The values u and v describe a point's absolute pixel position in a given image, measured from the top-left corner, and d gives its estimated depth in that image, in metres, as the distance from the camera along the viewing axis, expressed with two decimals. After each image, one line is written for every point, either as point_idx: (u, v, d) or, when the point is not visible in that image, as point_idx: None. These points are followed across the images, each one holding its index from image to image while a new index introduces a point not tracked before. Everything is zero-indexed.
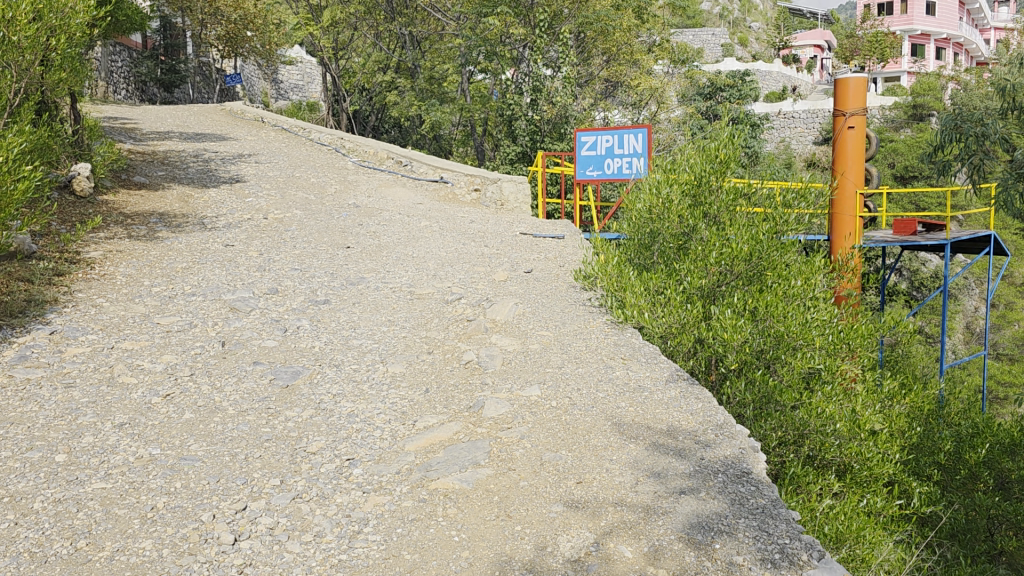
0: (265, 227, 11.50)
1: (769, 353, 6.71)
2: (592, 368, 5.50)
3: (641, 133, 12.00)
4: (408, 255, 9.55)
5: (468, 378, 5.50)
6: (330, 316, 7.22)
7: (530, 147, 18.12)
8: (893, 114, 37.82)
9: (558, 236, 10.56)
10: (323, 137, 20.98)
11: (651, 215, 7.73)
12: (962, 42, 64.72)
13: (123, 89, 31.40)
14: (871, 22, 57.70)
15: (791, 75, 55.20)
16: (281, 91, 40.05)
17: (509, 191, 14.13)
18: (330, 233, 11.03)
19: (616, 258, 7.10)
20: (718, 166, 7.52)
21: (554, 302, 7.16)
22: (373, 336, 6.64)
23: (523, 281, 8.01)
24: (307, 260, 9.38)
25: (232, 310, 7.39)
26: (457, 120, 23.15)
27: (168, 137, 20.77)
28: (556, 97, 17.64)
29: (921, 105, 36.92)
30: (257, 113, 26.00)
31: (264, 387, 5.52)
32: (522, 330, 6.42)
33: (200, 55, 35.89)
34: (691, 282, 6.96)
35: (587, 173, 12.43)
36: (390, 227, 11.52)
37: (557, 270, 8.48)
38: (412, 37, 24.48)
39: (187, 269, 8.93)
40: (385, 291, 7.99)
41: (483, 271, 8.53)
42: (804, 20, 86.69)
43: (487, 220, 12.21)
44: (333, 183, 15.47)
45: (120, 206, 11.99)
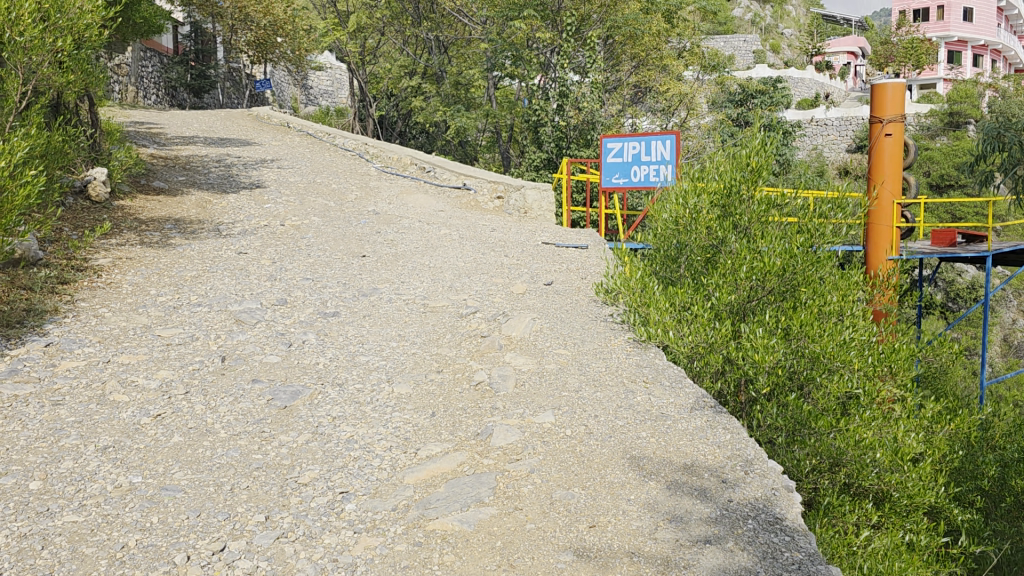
0: (281, 234, 11.23)
1: (804, 375, 6.25)
2: (611, 392, 5.10)
3: (668, 140, 11.54)
4: (425, 264, 9.21)
5: (478, 402, 5.11)
6: (338, 330, 6.88)
7: (555, 153, 17.74)
8: (929, 122, 36.99)
9: (581, 246, 10.15)
10: (347, 142, 20.75)
11: (677, 226, 7.29)
12: (999, 48, 63.44)
13: (153, 94, 31.60)
14: (907, 28, 56.73)
15: (824, 81, 54.36)
16: (311, 97, 40.05)
17: (532, 199, 13.72)
18: (346, 241, 10.72)
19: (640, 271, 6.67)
20: (750, 175, 7.01)
21: (573, 318, 6.76)
22: (381, 353, 6.29)
23: (542, 294, 7.62)
24: (320, 270, 9.06)
25: (237, 323, 7.08)
26: (482, 126, 22.85)
27: (192, 141, 20.66)
28: (583, 102, 17.22)
29: (958, 112, 36.08)
30: (283, 118, 25.89)
31: (261, 408, 5.18)
32: (538, 348, 6.03)
33: (230, 61, 35.99)
34: (720, 298, 6.51)
35: (613, 181, 12.07)
36: (408, 234, 11.20)
37: (579, 282, 8.08)
38: (438, 41, 24.21)
39: (196, 277, 8.64)
40: (398, 303, 7.64)
41: (502, 283, 8.14)
42: (838, 27, 85.62)
43: (509, 229, 11.83)
44: (354, 189, 15.19)
45: (135, 211, 11.79)
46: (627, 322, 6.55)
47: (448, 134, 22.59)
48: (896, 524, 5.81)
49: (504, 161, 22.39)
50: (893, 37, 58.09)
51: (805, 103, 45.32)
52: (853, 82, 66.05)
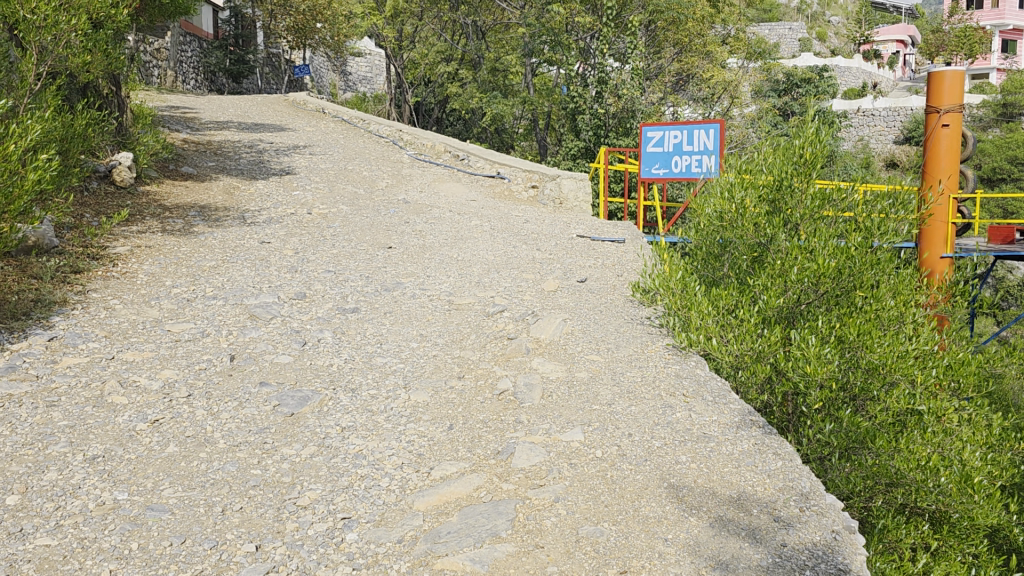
0: (307, 223, 10.88)
1: (860, 388, 5.68)
2: (648, 407, 4.62)
3: (712, 129, 10.93)
4: (453, 257, 8.79)
5: (500, 415, 4.67)
6: (356, 329, 6.48)
7: (593, 142, 17.21)
8: (980, 113, 35.76)
9: (618, 240, 9.65)
10: (381, 128, 20.35)
11: (722, 222, 6.75)
12: None
13: (192, 79, 31.62)
14: (959, 16, 55.18)
15: (872, 71, 52.91)
16: (349, 83, 39.82)
17: (569, 189, 13.21)
18: (373, 232, 10.33)
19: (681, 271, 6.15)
20: (802, 165, 6.39)
21: (608, 319, 6.29)
22: (400, 354, 5.87)
23: (575, 292, 7.15)
24: (343, 261, 8.67)
25: (251, 318, 6.70)
26: (519, 113, 22.37)
27: (226, 126, 20.45)
28: (623, 89, 16.61)
29: (1012, 103, 34.79)
30: (319, 104, 25.61)
31: (265, 415, 4.79)
32: (569, 353, 5.56)
33: (269, 45, 35.85)
34: (768, 302, 5.96)
35: (653, 171, 11.54)
36: (438, 225, 10.79)
37: (615, 280, 7.58)
38: (476, 27, 23.73)
39: (214, 268, 8.30)
40: (421, 299, 7.22)
41: (532, 279, 7.68)
42: (887, 15, 83.49)
43: (542, 221, 11.35)
44: (386, 176, 14.81)
45: (161, 197, 11.52)
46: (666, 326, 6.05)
47: (484, 122, 22.12)
48: (956, 546, 5.35)
49: (540, 149, 21.89)
50: (945, 26, 56.37)
51: (852, 93, 44.08)
52: (901, 71, 64.33)
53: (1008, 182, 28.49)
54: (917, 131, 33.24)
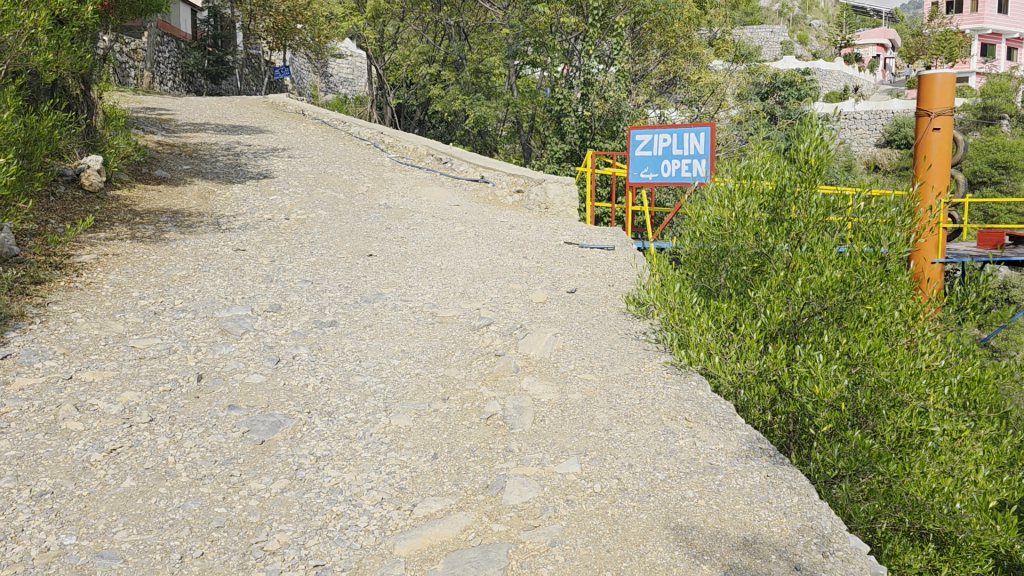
0: (284, 229, 10.49)
1: (868, 407, 5.35)
2: (648, 433, 4.28)
3: (702, 132, 10.61)
4: (436, 266, 8.43)
5: (489, 442, 4.32)
6: (334, 344, 6.10)
7: (579, 145, 16.85)
8: (961, 116, 35.82)
9: (607, 246, 9.34)
10: (363, 130, 19.93)
11: (720, 230, 6.42)
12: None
13: (170, 80, 31.06)
14: (938, 21, 55.51)
15: (853, 74, 53.03)
16: (330, 84, 39.38)
17: (555, 193, 12.88)
18: (353, 238, 9.96)
19: (678, 284, 5.84)
20: (804, 170, 6.07)
21: (601, 333, 5.96)
22: (380, 373, 5.49)
23: (565, 304, 6.81)
24: (322, 270, 8.29)
25: (222, 332, 6.30)
26: (502, 115, 22.02)
27: (203, 128, 19.96)
28: (609, 92, 16.31)
29: (992, 107, 34.86)
30: (299, 106, 25.15)
31: (233, 443, 4.40)
32: (560, 372, 5.23)
33: (248, 46, 35.39)
34: (770, 317, 5.63)
35: (642, 176, 11.23)
36: (420, 231, 10.43)
37: (606, 290, 7.25)
38: (458, 27, 23.37)
39: (185, 278, 7.89)
40: (403, 311, 6.85)
41: (520, 290, 7.33)
42: (866, 19, 83.95)
43: (529, 226, 11.00)
44: (366, 180, 14.42)
45: (132, 202, 11.08)
46: (664, 342, 5.74)
47: (467, 124, 21.78)
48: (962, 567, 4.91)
49: (524, 152, 21.57)
50: (925, 29, 56.65)
51: (833, 96, 44.15)
52: (882, 75, 64.63)
53: (989, 186, 28.51)
54: (898, 134, 33.24)
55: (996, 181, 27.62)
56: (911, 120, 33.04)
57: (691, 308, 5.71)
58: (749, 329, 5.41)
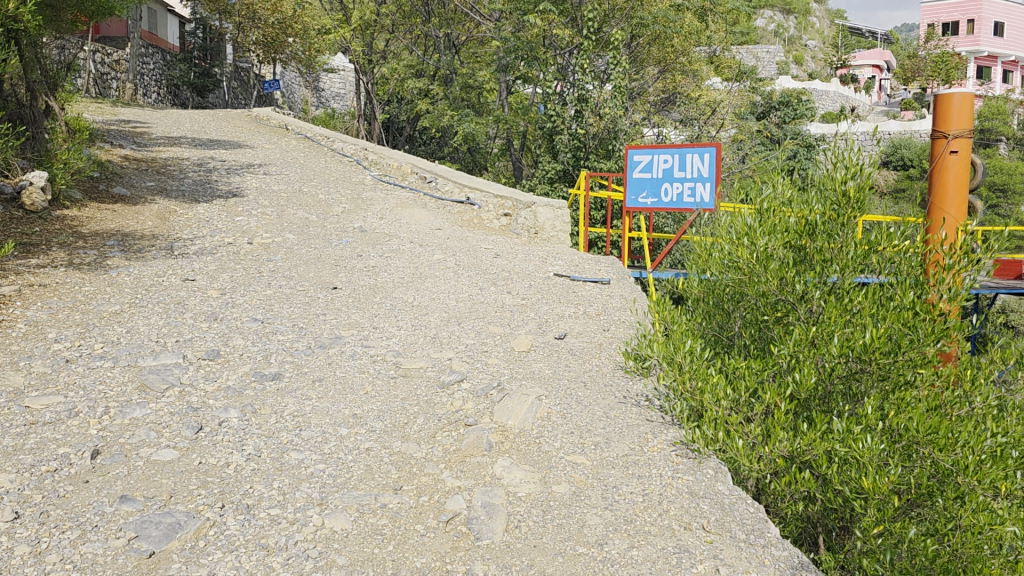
0: (244, 256, 9.50)
1: (925, 498, 4.26)
2: (656, 552, 3.35)
3: (707, 153, 9.66)
4: (407, 302, 7.44)
5: (445, 561, 3.31)
6: (272, 406, 5.05)
7: (572, 164, 15.87)
8: None
9: (602, 280, 8.35)
10: (346, 146, 18.92)
11: (734, 270, 5.33)
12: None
13: (154, 92, 30.09)
14: (935, 42, 55.23)
15: (849, 95, 52.46)
16: (321, 99, 38.38)
17: (545, 217, 11.87)
18: (318, 267, 8.94)
19: (688, 343, 4.78)
20: (837, 198, 4.96)
21: (594, 397, 4.95)
22: (322, 449, 4.45)
23: (552, 355, 5.80)
24: (275, 307, 7.26)
25: (141, 389, 5.24)
26: (493, 132, 21.07)
27: (177, 142, 18.96)
28: (604, 108, 15.36)
29: (989, 129, 34.24)
30: (283, 119, 24.16)
31: (112, 558, 3.36)
32: (544, 452, 4.21)
33: (237, 59, 34.55)
34: (800, 383, 4.55)
35: (639, 200, 10.26)
36: (395, 259, 9.43)
37: (600, 337, 6.23)
38: (448, 40, 22.42)
39: (116, 314, 6.86)
40: (362, 361, 5.84)
41: (501, 335, 6.30)
42: (861, 41, 83.70)
43: (515, 255, 10.01)
44: (343, 200, 13.40)
45: (79, 223, 10.06)
46: (674, 415, 4.68)
47: (455, 141, 20.82)
48: None
49: (515, 171, 20.62)
50: (921, 50, 56.14)
51: (829, 117, 43.47)
52: (877, 95, 64.10)
53: None
54: (896, 155, 32.49)
55: (994, 204, 26.83)
56: (909, 142, 32.27)
57: (703, 373, 4.65)
58: (777, 403, 4.35)
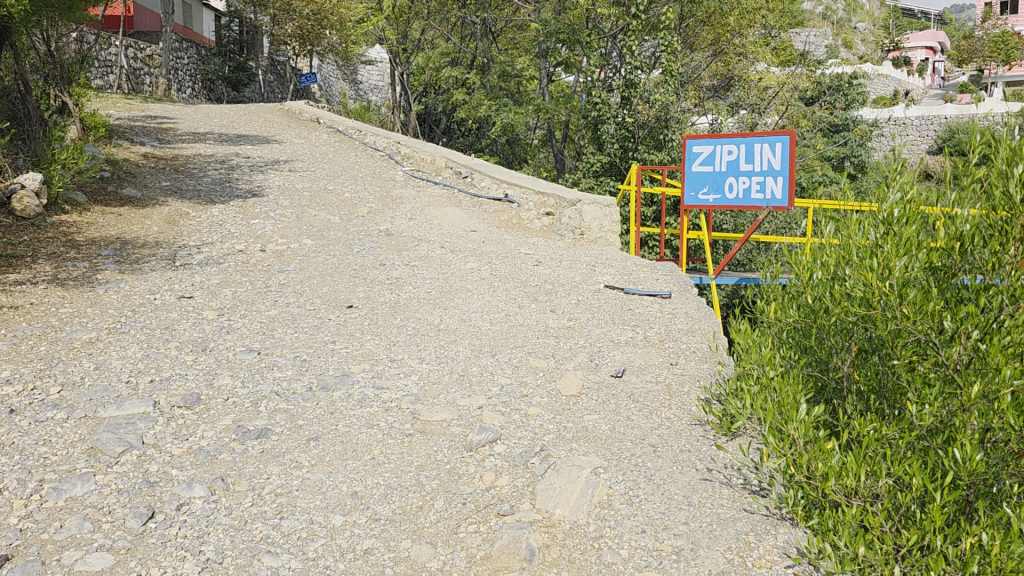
0: (253, 266, 8.47)
1: None
2: None
3: (781, 142, 8.34)
4: (432, 324, 6.30)
5: None
6: (250, 479, 3.91)
7: (619, 156, 14.52)
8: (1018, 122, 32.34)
9: (661, 293, 7.15)
10: (379, 140, 17.84)
11: (849, 297, 4.01)
12: None
13: (189, 87, 29.23)
14: (993, 22, 52.89)
15: (902, 79, 50.37)
16: (359, 92, 37.02)
17: (592, 216, 10.64)
18: (334, 280, 7.85)
19: (801, 410, 3.52)
20: (996, 197, 3.61)
21: (668, 471, 3.75)
22: (305, 550, 3.33)
23: (607, 401, 4.63)
24: (277, 333, 6.15)
25: (90, 453, 4.14)
26: (533, 123, 19.85)
27: (202, 138, 18.06)
28: (655, 94, 14.06)
29: None
30: (314, 113, 23.19)
31: None
32: (607, 568, 3.08)
33: (273, 53, 33.80)
34: (964, 465, 3.23)
35: (699, 197, 9.02)
36: (422, 268, 8.30)
37: (668, 375, 5.04)
38: (484, 26, 21.23)
39: (91, 344, 5.82)
40: (374, 410, 4.71)
41: (544, 373, 5.15)
42: (915, 21, 80.39)
43: (560, 260, 8.81)
44: (370, 199, 12.31)
45: (76, 230, 9.10)
46: (785, 507, 3.44)
47: (492, 133, 19.65)
48: None
49: (557, 163, 19.40)
50: (978, 30, 53.66)
51: (883, 102, 41.57)
52: (932, 78, 61.62)
53: None
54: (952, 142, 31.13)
55: None
56: (965, 128, 31.04)
57: (826, 452, 3.39)
58: (936, 502, 3.07)
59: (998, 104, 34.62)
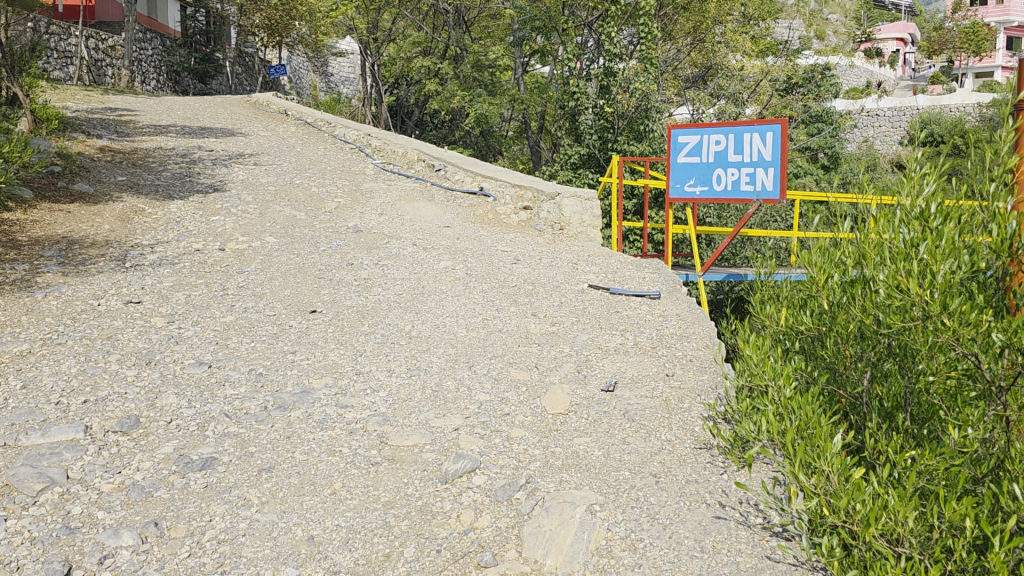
0: (210, 267, 7.88)
1: None
2: None
3: (772, 132, 7.83)
4: (403, 331, 5.76)
5: None
6: (189, 523, 3.37)
7: (599, 148, 13.99)
8: (990, 112, 32.25)
9: (650, 292, 6.68)
10: (349, 132, 17.20)
11: (878, 306, 3.54)
12: None
13: (154, 79, 28.02)
14: (963, 14, 53.11)
15: (874, 70, 50.41)
16: (330, 84, 36.26)
17: (571, 210, 10.14)
18: (298, 281, 7.28)
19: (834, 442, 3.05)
20: None
21: (674, 508, 3.30)
22: None
23: (599, 420, 4.14)
24: (232, 343, 5.58)
25: (4, 493, 3.56)
26: (508, 114, 19.30)
27: (164, 131, 17.34)
28: (635, 83, 13.56)
29: None
30: (282, 104, 22.46)
31: None
32: None
33: (241, 44, 32.99)
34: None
35: (686, 189, 8.53)
36: (393, 267, 7.76)
37: (665, 388, 4.56)
38: (457, 15, 20.64)
39: (22, 358, 5.22)
40: (336, 434, 4.17)
41: (526, 387, 4.64)
42: (886, 10, 80.65)
43: (539, 258, 8.31)
44: (338, 193, 11.72)
45: (18, 229, 8.45)
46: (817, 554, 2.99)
47: (466, 125, 19.08)
48: None
49: (533, 156, 18.88)
50: (948, 20, 53.87)
51: (857, 93, 41.47)
52: (904, 69, 61.85)
53: None
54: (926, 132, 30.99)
55: None
56: (939, 118, 30.90)
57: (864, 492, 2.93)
58: (998, 553, 2.61)
59: (971, 95, 34.56)
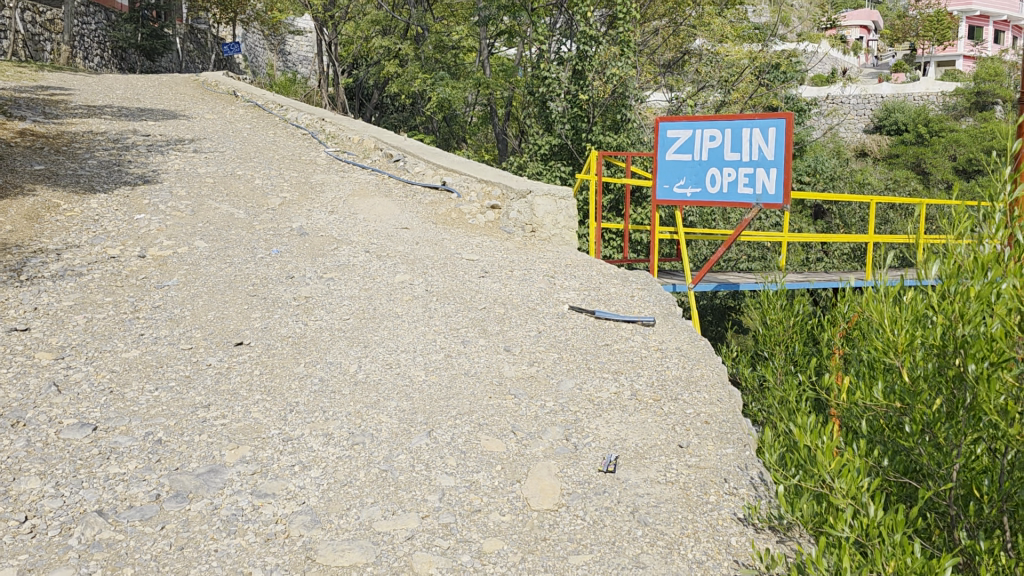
0: (125, 279, 6.69)
1: None
2: None
3: (776, 126, 6.53)
4: (344, 374, 4.65)
5: None
6: None
7: (571, 138, 12.91)
8: (954, 102, 31.77)
9: (642, 318, 5.68)
10: (301, 116, 15.93)
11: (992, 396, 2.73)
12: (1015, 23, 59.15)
13: (96, 55, 26.07)
14: (925, 2, 52.84)
15: (839, 57, 49.94)
16: (288, 63, 34.65)
17: (544, 211, 9.09)
18: (226, 300, 6.14)
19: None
20: None
21: None
22: None
23: (598, 520, 3.27)
24: (130, 391, 4.44)
25: None
26: (471, 98, 18.12)
27: (99, 112, 15.89)
28: (612, 68, 12.48)
29: (986, 91, 30.33)
30: (233, 85, 21.04)
31: None
32: None
33: (193, 19, 31.28)
34: None
35: (674, 191, 7.17)
36: (340, 281, 6.64)
37: (680, 468, 3.67)
38: None
39: None
40: (245, 544, 3.09)
41: (503, 466, 3.63)
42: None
43: (511, 269, 7.28)
44: (285, 187, 10.55)
45: None
46: None
47: (427, 109, 17.90)
48: None
49: (499, 143, 17.79)
50: (911, 8, 53.62)
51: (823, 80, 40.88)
52: (866, 56, 61.71)
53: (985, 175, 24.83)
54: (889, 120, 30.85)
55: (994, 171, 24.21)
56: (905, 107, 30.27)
57: None
58: None
59: (938, 84, 34.08)
